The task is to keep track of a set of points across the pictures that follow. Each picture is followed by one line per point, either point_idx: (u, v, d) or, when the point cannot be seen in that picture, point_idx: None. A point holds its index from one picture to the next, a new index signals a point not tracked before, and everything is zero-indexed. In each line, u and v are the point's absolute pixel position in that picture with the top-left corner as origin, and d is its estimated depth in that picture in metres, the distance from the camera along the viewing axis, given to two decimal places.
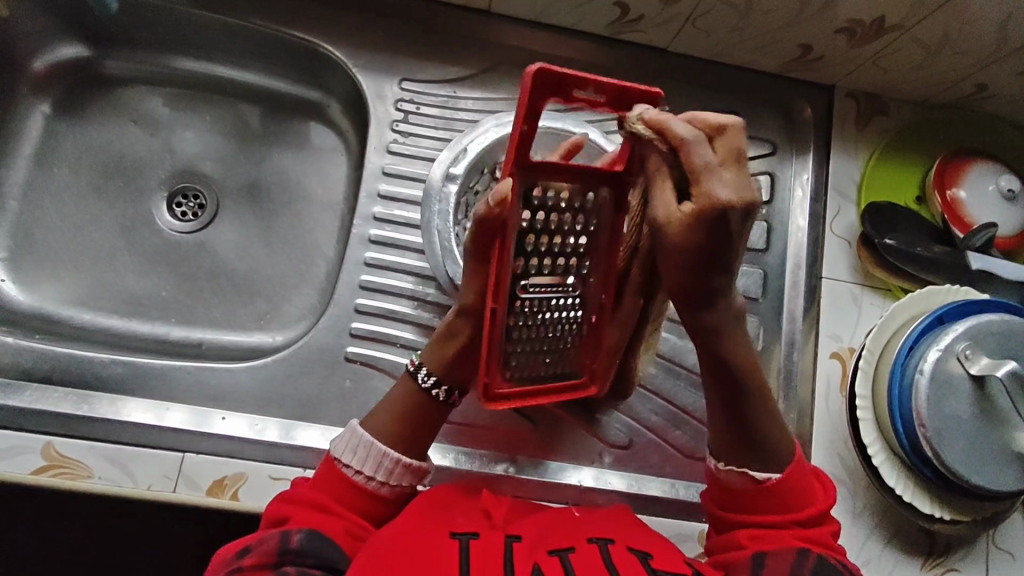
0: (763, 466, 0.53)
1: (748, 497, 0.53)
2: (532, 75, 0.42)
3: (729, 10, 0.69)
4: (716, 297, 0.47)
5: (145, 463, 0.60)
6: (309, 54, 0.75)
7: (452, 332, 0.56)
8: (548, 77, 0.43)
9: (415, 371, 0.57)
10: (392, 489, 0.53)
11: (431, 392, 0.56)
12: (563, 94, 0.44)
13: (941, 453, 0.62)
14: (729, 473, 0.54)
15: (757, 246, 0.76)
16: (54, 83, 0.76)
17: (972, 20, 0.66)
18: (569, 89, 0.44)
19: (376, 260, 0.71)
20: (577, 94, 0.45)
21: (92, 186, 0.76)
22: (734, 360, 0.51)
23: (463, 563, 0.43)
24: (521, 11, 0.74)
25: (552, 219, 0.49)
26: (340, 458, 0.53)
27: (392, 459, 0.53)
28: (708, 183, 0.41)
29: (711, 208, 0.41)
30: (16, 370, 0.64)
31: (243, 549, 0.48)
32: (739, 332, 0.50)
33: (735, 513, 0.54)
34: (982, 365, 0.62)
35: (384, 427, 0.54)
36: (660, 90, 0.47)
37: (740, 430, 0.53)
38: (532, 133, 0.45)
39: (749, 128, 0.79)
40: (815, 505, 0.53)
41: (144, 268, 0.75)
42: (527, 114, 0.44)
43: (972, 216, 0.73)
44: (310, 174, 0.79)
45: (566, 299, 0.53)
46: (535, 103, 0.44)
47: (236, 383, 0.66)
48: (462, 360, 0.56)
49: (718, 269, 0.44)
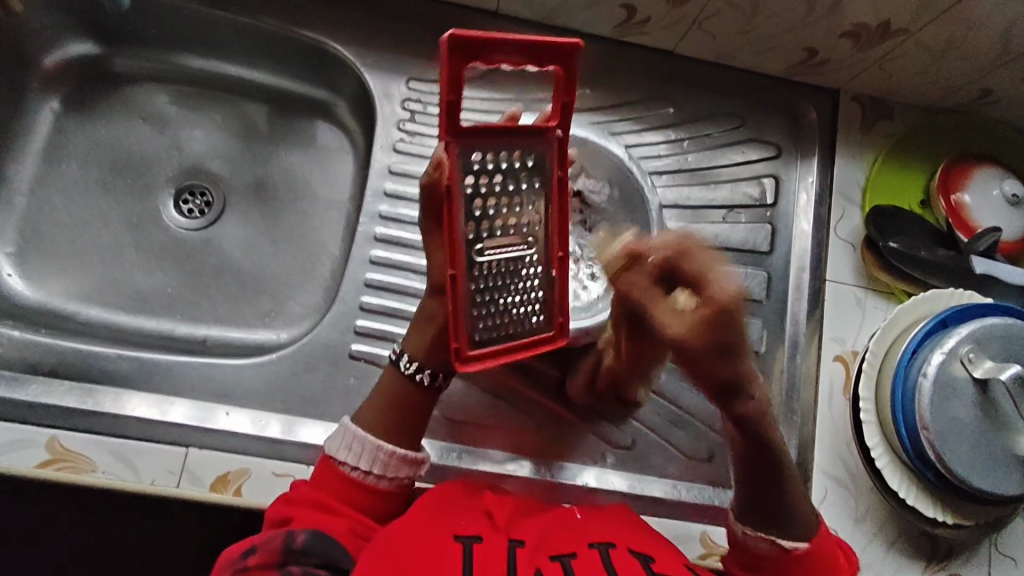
0: (790, 535, 0.51)
1: (759, 559, 0.53)
2: (446, 43, 0.42)
3: (735, 13, 0.69)
4: (736, 388, 0.41)
5: (150, 458, 0.60)
6: (317, 54, 0.76)
7: (427, 316, 0.57)
8: (460, 42, 0.42)
9: (397, 358, 0.58)
10: (391, 481, 0.54)
11: (415, 377, 0.57)
12: (484, 57, 0.44)
13: (945, 457, 0.62)
14: (761, 542, 0.52)
15: (761, 248, 0.76)
16: (64, 79, 0.77)
17: (977, 25, 0.66)
18: (489, 49, 0.43)
19: (381, 258, 0.71)
20: (500, 57, 0.44)
21: (101, 182, 0.76)
22: (762, 436, 0.46)
23: (466, 566, 0.43)
24: (528, 13, 0.74)
25: (496, 180, 0.49)
26: (335, 456, 0.53)
27: (386, 451, 0.53)
28: (666, 318, 0.38)
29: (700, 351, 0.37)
30: (23, 363, 0.65)
31: (249, 547, 0.47)
32: (766, 419, 0.45)
33: (742, 568, 0.54)
34: (986, 368, 0.62)
35: (373, 417, 0.55)
36: (581, 40, 0.45)
37: (763, 497, 0.51)
38: (460, 103, 0.44)
39: (753, 131, 0.79)
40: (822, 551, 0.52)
41: (150, 265, 0.75)
42: (448, 79, 0.43)
43: (976, 220, 0.73)
44: (317, 173, 0.79)
45: (527, 262, 0.52)
46: (454, 67, 0.43)
47: (240, 379, 0.66)
48: (438, 346, 0.56)
49: (729, 360, 0.39)
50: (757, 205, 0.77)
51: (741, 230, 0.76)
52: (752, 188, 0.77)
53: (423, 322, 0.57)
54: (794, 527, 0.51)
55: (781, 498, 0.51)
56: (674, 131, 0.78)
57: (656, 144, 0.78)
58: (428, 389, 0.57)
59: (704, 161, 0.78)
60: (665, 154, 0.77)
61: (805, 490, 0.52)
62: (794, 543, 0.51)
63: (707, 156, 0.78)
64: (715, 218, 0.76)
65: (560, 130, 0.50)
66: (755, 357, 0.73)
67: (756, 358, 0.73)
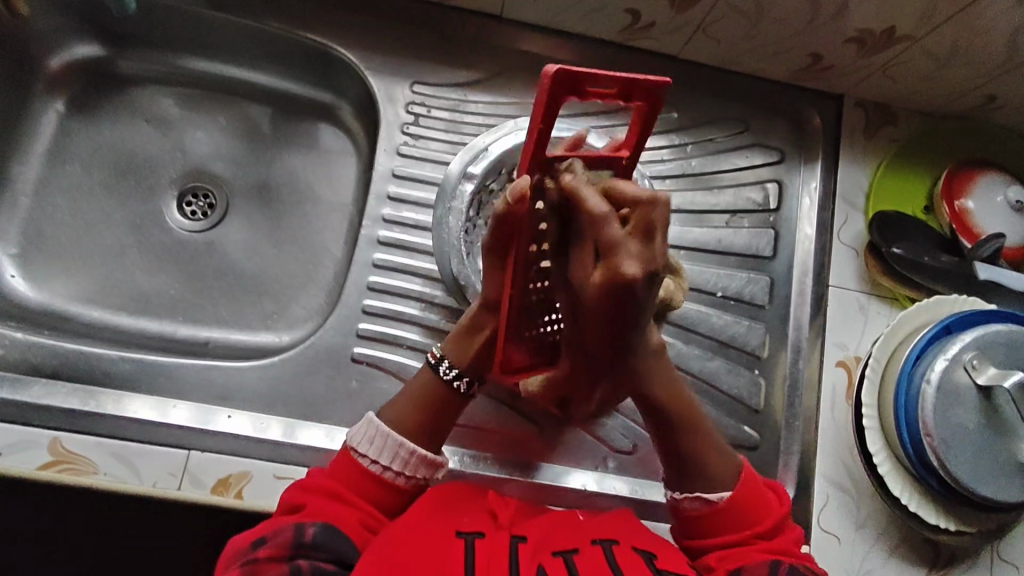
0: (712, 487, 0.55)
1: (710, 519, 0.55)
2: (550, 75, 0.41)
3: (739, 17, 0.69)
4: (637, 348, 0.42)
5: (152, 461, 0.60)
6: (322, 57, 0.76)
7: (474, 326, 0.56)
8: (566, 75, 0.42)
9: (437, 363, 0.58)
10: (408, 480, 0.55)
11: (453, 383, 0.57)
12: (579, 92, 0.43)
13: (947, 463, 0.62)
14: (692, 502, 0.55)
15: (765, 253, 0.76)
16: (69, 81, 0.77)
17: (982, 31, 0.66)
18: (584, 83, 0.43)
19: (383, 261, 0.71)
20: (594, 89, 0.43)
21: (104, 184, 0.76)
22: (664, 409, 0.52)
23: (468, 560, 0.43)
24: (533, 17, 0.74)
25: None
26: (356, 448, 0.54)
27: (408, 449, 0.54)
28: (625, 261, 0.34)
29: (618, 284, 0.34)
30: (25, 364, 0.65)
31: (258, 540, 0.48)
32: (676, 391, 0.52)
33: (700, 538, 0.55)
34: (990, 375, 0.62)
35: (400, 418, 0.56)
36: (670, 80, 0.45)
37: (679, 461, 0.55)
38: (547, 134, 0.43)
39: (758, 136, 0.79)
40: (755, 503, 0.55)
41: (153, 266, 0.75)
42: (542, 110, 0.43)
43: (980, 226, 0.73)
44: (321, 176, 0.79)
45: None
46: (551, 98, 0.42)
47: (242, 381, 0.66)
48: (482, 355, 0.56)
49: (635, 331, 0.39)
50: (760, 210, 0.77)
51: (744, 235, 0.76)
52: (756, 193, 0.77)
53: (469, 334, 0.56)
54: (711, 478, 0.55)
55: (699, 454, 0.55)
56: (678, 136, 0.78)
57: (660, 148, 0.77)
58: (463, 397, 0.58)
59: (709, 165, 0.78)
60: (669, 158, 0.77)
61: (722, 447, 0.56)
62: (718, 494, 0.54)
63: (710, 161, 0.78)
64: (718, 223, 0.76)
65: (630, 160, 0.47)
66: (758, 363, 0.73)
67: (759, 364, 0.73)
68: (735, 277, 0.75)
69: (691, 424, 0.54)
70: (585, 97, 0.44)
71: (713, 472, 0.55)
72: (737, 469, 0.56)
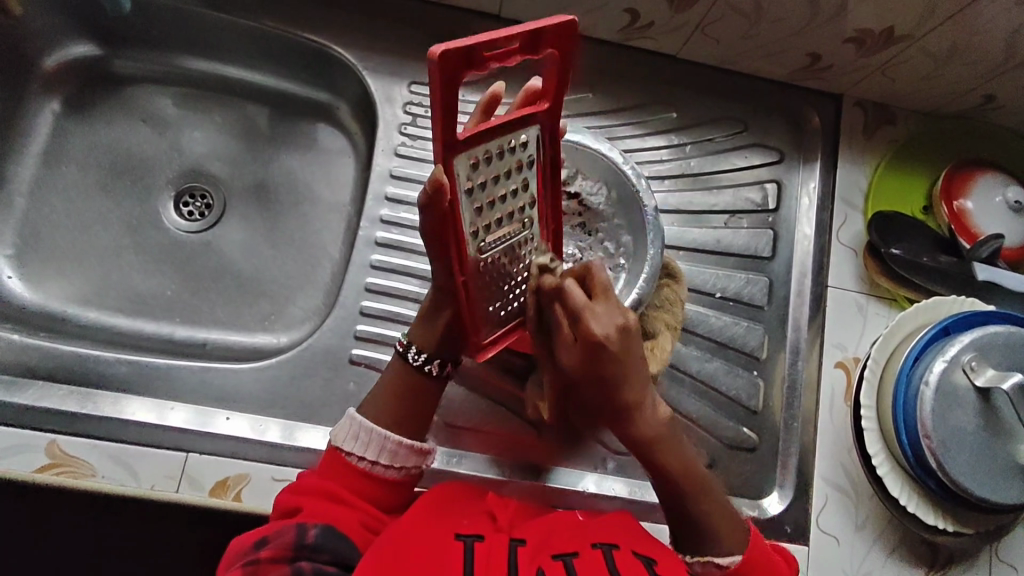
0: (721, 550, 0.54)
1: None
2: (437, 56, 0.38)
3: (737, 17, 0.69)
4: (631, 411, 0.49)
5: (149, 464, 0.60)
6: (319, 57, 0.76)
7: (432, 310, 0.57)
8: (454, 53, 0.38)
9: (406, 351, 0.58)
10: (399, 471, 0.55)
11: (425, 368, 0.57)
12: (478, 62, 0.40)
13: (945, 464, 0.62)
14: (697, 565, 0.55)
15: (764, 253, 0.75)
16: (65, 80, 0.77)
17: (979, 31, 0.66)
18: (480, 52, 0.39)
19: (381, 262, 0.71)
20: (494, 53, 0.40)
21: (100, 184, 0.76)
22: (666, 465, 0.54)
23: (467, 563, 0.43)
24: (531, 16, 0.73)
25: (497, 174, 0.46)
26: (342, 448, 0.54)
27: (394, 440, 0.54)
28: (592, 320, 0.42)
29: (590, 341, 0.43)
30: (22, 366, 0.65)
31: (262, 540, 0.47)
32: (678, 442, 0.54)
33: None
34: (988, 377, 0.62)
35: (383, 411, 0.56)
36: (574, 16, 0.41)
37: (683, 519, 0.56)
38: (453, 108, 0.40)
39: (756, 136, 0.79)
40: (765, 562, 0.55)
41: (150, 267, 0.75)
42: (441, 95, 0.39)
43: (979, 227, 0.72)
44: (318, 176, 0.79)
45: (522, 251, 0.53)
46: (446, 80, 0.39)
47: (240, 382, 0.66)
48: (447, 337, 0.57)
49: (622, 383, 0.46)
50: (759, 210, 0.77)
51: (742, 235, 0.76)
52: (755, 193, 0.77)
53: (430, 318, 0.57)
54: (720, 542, 0.54)
55: (702, 513, 0.55)
56: (677, 135, 0.78)
57: (659, 148, 0.77)
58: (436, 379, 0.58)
59: (708, 165, 0.78)
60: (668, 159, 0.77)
61: (722, 504, 0.56)
62: (729, 558, 0.54)
63: (709, 161, 0.78)
64: (717, 224, 0.76)
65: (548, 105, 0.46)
66: (756, 364, 0.73)
67: (757, 365, 0.73)
68: (734, 277, 0.74)
69: (693, 487, 0.55)
70: (485, 63, 0.40)
71: (720, 531, 0.55)
72: (744, 533, 0.56)
